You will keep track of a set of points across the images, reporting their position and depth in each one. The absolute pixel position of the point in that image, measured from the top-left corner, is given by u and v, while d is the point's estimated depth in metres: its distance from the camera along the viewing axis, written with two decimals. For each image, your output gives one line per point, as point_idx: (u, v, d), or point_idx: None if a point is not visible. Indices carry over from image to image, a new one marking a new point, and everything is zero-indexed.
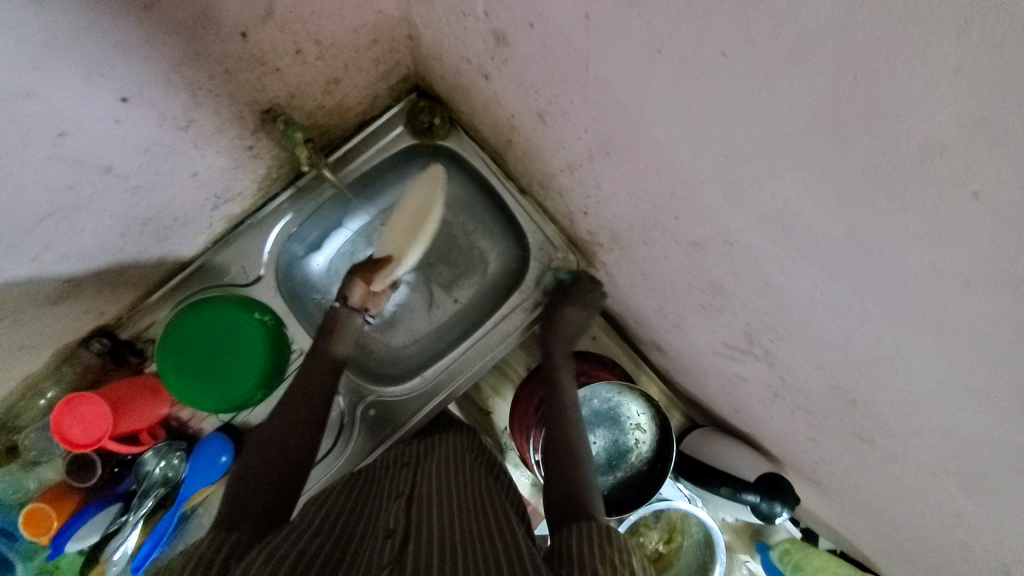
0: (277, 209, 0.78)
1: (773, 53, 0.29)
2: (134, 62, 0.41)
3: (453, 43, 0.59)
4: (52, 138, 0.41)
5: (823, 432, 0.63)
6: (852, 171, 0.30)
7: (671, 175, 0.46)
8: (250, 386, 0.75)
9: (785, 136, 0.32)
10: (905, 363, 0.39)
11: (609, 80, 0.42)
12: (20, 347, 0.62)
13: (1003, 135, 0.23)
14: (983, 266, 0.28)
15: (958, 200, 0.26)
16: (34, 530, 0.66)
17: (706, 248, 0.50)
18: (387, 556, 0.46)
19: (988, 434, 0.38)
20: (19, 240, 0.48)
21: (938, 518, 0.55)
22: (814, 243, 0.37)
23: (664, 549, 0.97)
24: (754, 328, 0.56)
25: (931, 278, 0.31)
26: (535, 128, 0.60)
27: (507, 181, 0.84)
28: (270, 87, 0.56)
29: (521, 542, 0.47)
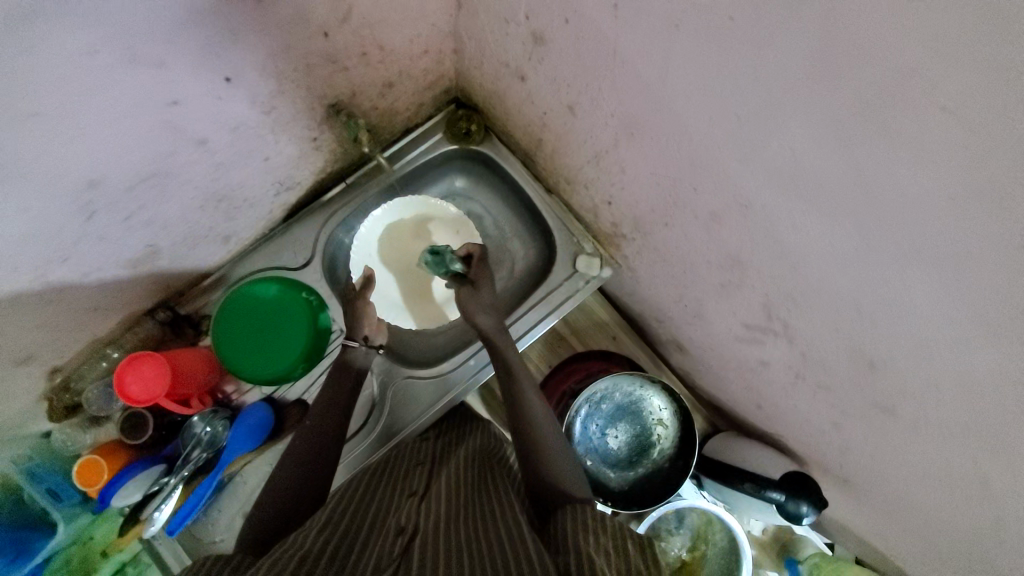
0: (329, 202, 0.88)
1: (771, 10, 0.35)
2: (237, 46, 0.50)
3: (495, 50, 0.68)
4: (166, 105, 0.50)
5: (846, 412, 0.64)
6: (846, 108, 0.35)
7: (689, 147, 0.51)
8: (291, 364, 0.81)
9: (786, 87, 0.38)
10: (912, 305, 0.42)
11: (634, 61, 0.49)
12: (97, 307, 0.69)
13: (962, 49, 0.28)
14: (963, 182, 0.32)
15: (934, 119, 0.31)
16: (89, 479, 0.72)
17: (724, 218, 0.55)
18: (396, 553, 0.49)
19: (998, 374, 0.40)
20: (122, 198, 0.56)
21: (967, 495, 0.54)
22: (820, 190, 0.42)
23: (688, 558, 0.94)
24: (771, 299, 0.59)
25: (921, 202, 0.35)
26: (566, 121, 0.67)
27: (536, 183, 0.91)
28: (336, 83, 0.65)
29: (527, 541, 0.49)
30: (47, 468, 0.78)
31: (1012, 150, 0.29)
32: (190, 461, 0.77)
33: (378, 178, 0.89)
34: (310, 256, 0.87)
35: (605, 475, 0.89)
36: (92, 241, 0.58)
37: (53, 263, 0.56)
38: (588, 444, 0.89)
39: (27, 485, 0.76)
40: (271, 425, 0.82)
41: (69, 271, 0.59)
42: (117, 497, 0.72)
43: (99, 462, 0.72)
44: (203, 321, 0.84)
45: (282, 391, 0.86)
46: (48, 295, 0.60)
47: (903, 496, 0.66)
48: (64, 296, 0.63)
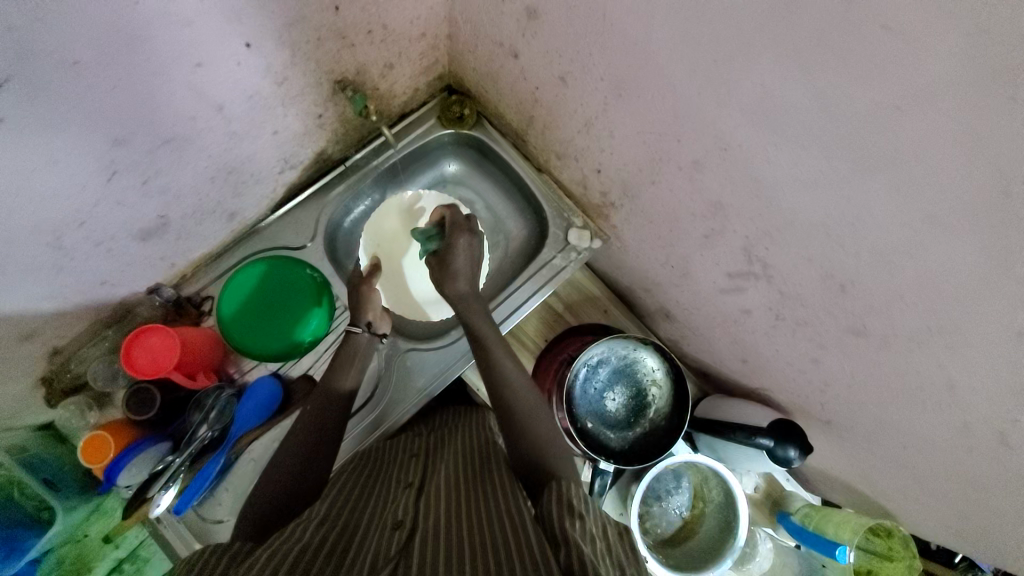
0: (329, 184, 0.91)
1: None
2: (258, 13, 0.54)
3: (489, 31, 0.74)
4: (191, 66, 0.54)
5: (823, 344, 0.70)
6: (805, 38, 0.42)
7: (671, 99, 0.58)
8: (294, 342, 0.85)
9: (752, 28, 0.44)
10: (871, 216, 0.49)
11: (620, 22, 0.56)
12: (105, 280, 0.70)
13: None
14: (900, 88, 0.39)
15: (873, 34, 0.38)
16: (91, 458, 0.70)
17: (705, 164, 0.62)
18: (394, 547, 0.51)
19: (947, 269, 0.47)
20: (141, 160, 0.59)
21: (933, 402, 0.61)
22: (786, 121, 0.48)
23: (687, 518, 0.98)
24: (750, 240, 0.65)
25: (870, 114, 0.42)
26: (557, 92, 0.74)
27: (526, 163, 0.97)
28: (343, 59, 0.70)
29: (521, 530, 0.52)
30: (42, 457, 0.73)
31: (936, 51, 0.36)
32: (196, 438, 0.76)
33: (376, 161, 0.92)
34: (312, 235, 0.90)
35: (605, 436, 0.92)
36: (110, 205, 0.60)
37: (70, 225, 0.58)
38: (588, 406, 0.93)
39: (21, 476, 0.70)
40: (278, 401, 0.83)
41: (83, 235, 0.61)
42: (123, 477, 0.71)
43: (105, 439, 0.71)
44: (205, 302, 0.86)
45: (288, 367, 0.88)
46: (60, 260, 0.61)
47: (879, 422, 0.72)
48: (75, 264, 0.64)
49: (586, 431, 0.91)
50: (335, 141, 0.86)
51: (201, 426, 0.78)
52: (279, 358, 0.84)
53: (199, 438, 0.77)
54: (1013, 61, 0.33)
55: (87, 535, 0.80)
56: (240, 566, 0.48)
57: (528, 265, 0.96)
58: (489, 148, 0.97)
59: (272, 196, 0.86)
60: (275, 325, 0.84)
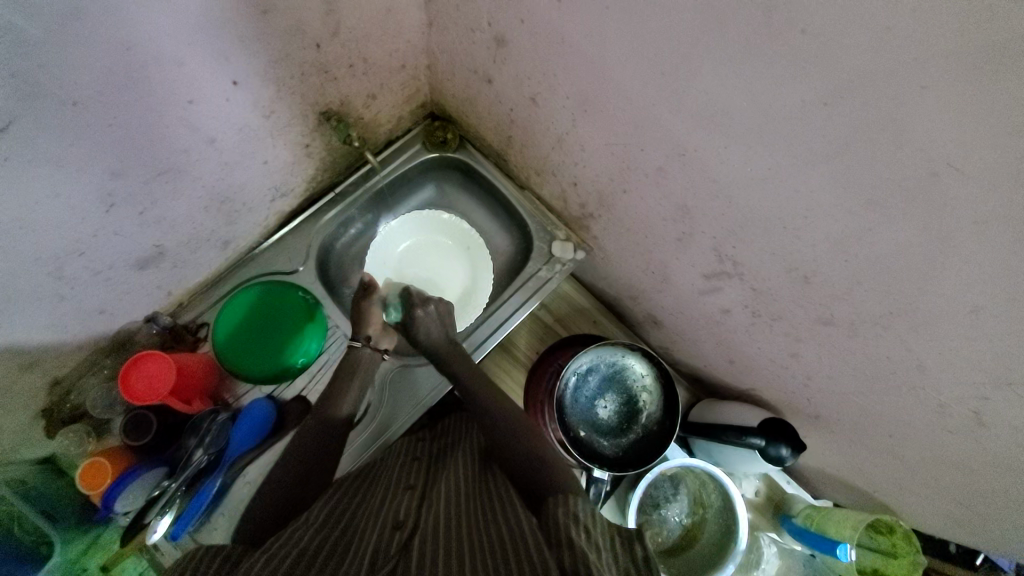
0: (320, 210, 0.95)
1: None
2: (245, 53, 0.59)
3: (463, 59, 0.80)
4: (184, 103, 0.58)
5: (800, 337, 0.72)
6: (737, 47, 0.46)
7: (631, 111, 0.62)
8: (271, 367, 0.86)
9: (690, 42, 0.49)
10: (821, 206, 0.52)
11: (577, 44, 0.60)
12: (103, 309, 0.74)
13: None
14: (824, 84, 0.42)
15: (795, 38, 0.41)
16: (89, 484, 0.72)
17: (668, 170, 0.65)
18: (394, 543, 0.54)
19: (895, 251, 0.49)
20: (139, 192, 0.63)
21: (907, 385, 0.62)
22: (733, 123, 0.52)
23: (688, 525, 0.96)
24: (719, 239, 0.68)
25: (803, 110, 0.45)
26: (530, 112, 0.78)
27: (508, 181, 1.01)
28: (327, 93, 0.75)
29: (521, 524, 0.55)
30: (41, 489, 0.74)
31: (850, 49, 0.39)
32: (192, 462, 0.78)
33: (364, 186, 0.97)
34: (304, 260, 0.93)
35: (598, 444, 0.93)
36: (108, 234, 0.64)
37: (70, 254, 0.62)
38: (580, 414, 0.94)
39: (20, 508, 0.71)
40: (272, 421, 0.84)
41: (83, 264, 0.64)
42: (119, 503, 0.73)
43: (100, 467, 0.72)
44: (201, 328, 0.89)
45: (281, 389, 0.89)
46: (60, 289, 0.64)
47: (862, 411, 0.73)
48: (74, 293, 0.67)
49: (579, 439, 0.91)
50: (323, 169, 0.91)
51: (198, 449, 0.79)
52: (271, 379, 0.86)
53: (195, 462, 0.78)
54: (913, 54, 0.36)
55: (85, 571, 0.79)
56: (241, 565, 0.50)
57: (514, 279, 0.99)
58: (473, 169, 1.01)
59: (264, 224, 0.89)
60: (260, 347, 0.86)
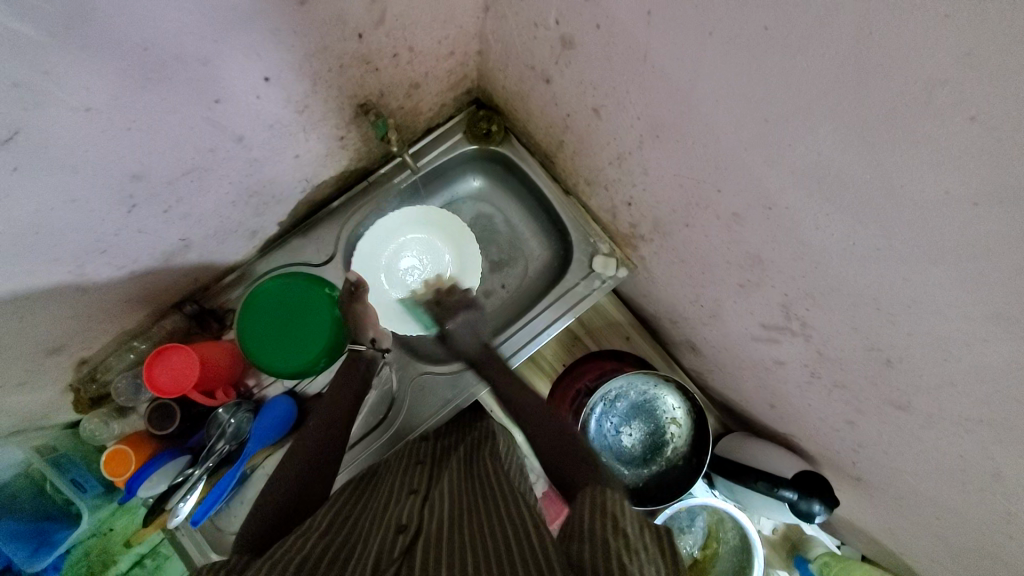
0: (356, 198, 0.90)
1: (795, 24, 0.37)
2: (277, 47, 0.52)
3: (521, 52, 0.70)
4: (209, 103, 0.52)
5: (861, 409, 0.65)
6: (874, 114, 0.36)
7: (714, 150, 0.53)
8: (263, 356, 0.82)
9: (812, 95, 0.39)
10: (932, 301, 0.43)
11: (663, 66, 0.51)
12: (125, 300, 0.71)
13: (978, 59, 0.30)
14: (984, 181, 0.33)
15: (960, 123, 0.32)
16: (115, 469, 0.72)
17: (745, 219, 0.57)
18: (397, 551, 0.51)
19: (1011, 367, 0.42)
20: (162, 192, 0.58)
21: (978, 487, 0.56)
22: (844, 192, 0.43)
23: (700, 555, 0.94)
24: (790, 297, 0.61)
25: (943, 203, 0.37)
26: (590, 123, 0.70)
27: (553, 185, 0.93)
28: (367, 84, 0.68)
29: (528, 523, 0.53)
30: (71, 459, 0.78)
31: None
32: (215, 451, 0.77)
33: (399, 178, 0.91)
34: (332, 252, 0.89)
35: (619, 471, 0.90)
36: (131, 233, 0.60)
37: (92, 253, 0.59)
38: (603, 441, 0.90)
39: (50, 474, 0.77)
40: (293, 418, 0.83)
41: (106, 262, 0.61)
42: (143, 489, 0.72)
43: (126, 455, 0.72)
44: (227, 315, 0.87)
45: (304, 384, 0.89)
46: (83, 285, 0.62)
47: (914, 491, 0.67)
48: (98, 286, 0.64)
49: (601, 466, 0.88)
50: (358, 159, 0.84)
51: (219, 439, 0.78)
52: (292, 377, 0.84)
53: (217, 453, 0.77)
54: None
55: (112, 529, 0.87)
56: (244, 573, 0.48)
57: (549, 290, 0.93)
58: (516, 166, 0.93)
59: (293, 212, 0.85)
60: (267, 333, 0.82)
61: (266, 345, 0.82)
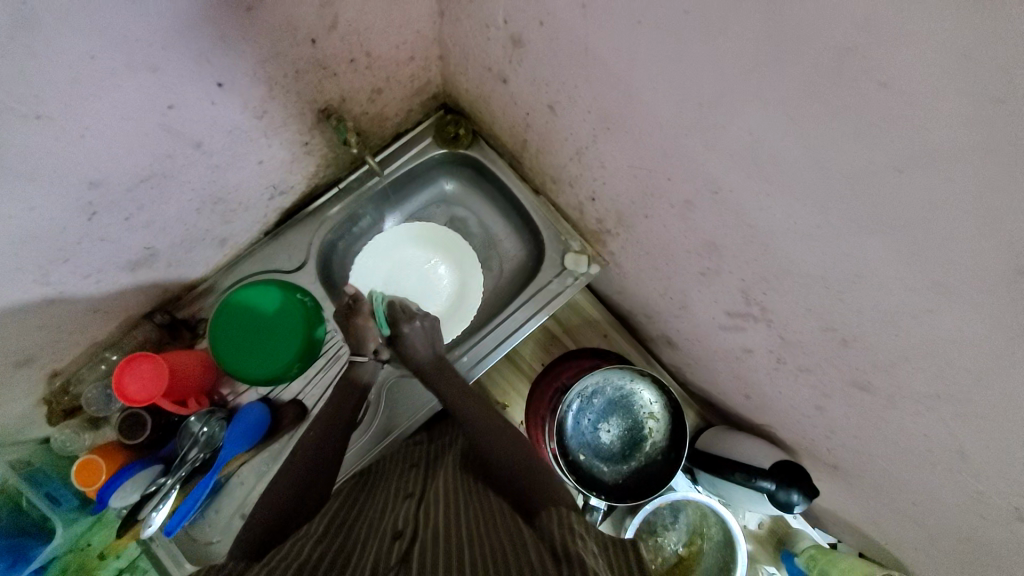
0: (327, 204, 0.91)
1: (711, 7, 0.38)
2: (228, 53, 0.54)
3: (478, 54, 0.71)
4: (163, 108, 0.54)
5: (827, 393, 0.65)
6: (793, 90, 0.37)
7: (661, 138, 0.54)
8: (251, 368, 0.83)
9: (737, 74, 0.40)
10: (872, 274, 0.44)
11: (604, 57, 0.52)
12: (94, 311, 0.72)
13: (875, 27, 0.31)
14: (901, 148, 0.34)
15: (871, 91, 0.33)
16: (86, 479, 0.72)
17: (697, 205, 0.58)
18: (394, 555, 0.50)
19: (953, 338, 0.42)
20: (124, 198, 0.60)
21: (943, 467, 0.55)
22: (779, 170, 0.44)
23: (685, 552, 0.92)
24: (747, 282, 0.61)
25: (866, 173, 0.37)
26: (548, 120, 0.71)
27: (523, 185, 0.94)
28: (327, 90, 0.69)
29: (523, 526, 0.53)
30: (45, 472, 0.78)
31: (942, 114, 0.31)
32: (187, 461, 0.76)
33: (369, 183, 0.92)
34: (304, 258, 0.90)
35: (598, 468, 0.89)
36: (93, 241, 0.61)
37: (55, 262, 0.59)
38: (581, 438, 0.90)
39: (27, 490, 0.76)
40: (267, 425, 0.83)
41: (70, 271, 0.62)
42: (114, 498, 0.72)
43: (96, 465, 0.73)
44: (200, 324, 0.87)
45: (278, 391, 0.88)
46: (49, 295, 0.62)
47: (886, 476, 0.67)
48: (65, 296, 0.65)
49: (577, 464, 0.88)
50: (327, 164, 0.86)
51: (191, 448, 0.78)
52: (265, 383, 0.84)
53: (189, 461, 0.76)
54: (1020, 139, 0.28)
55: (89, 546, 0.85)
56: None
57: (522, 290, 0.93)
58: (486, 169, 0.95)
59: (264, 219, 0.86)
60: (246, 343, 0.83)
61: (241, 353, 0.82)
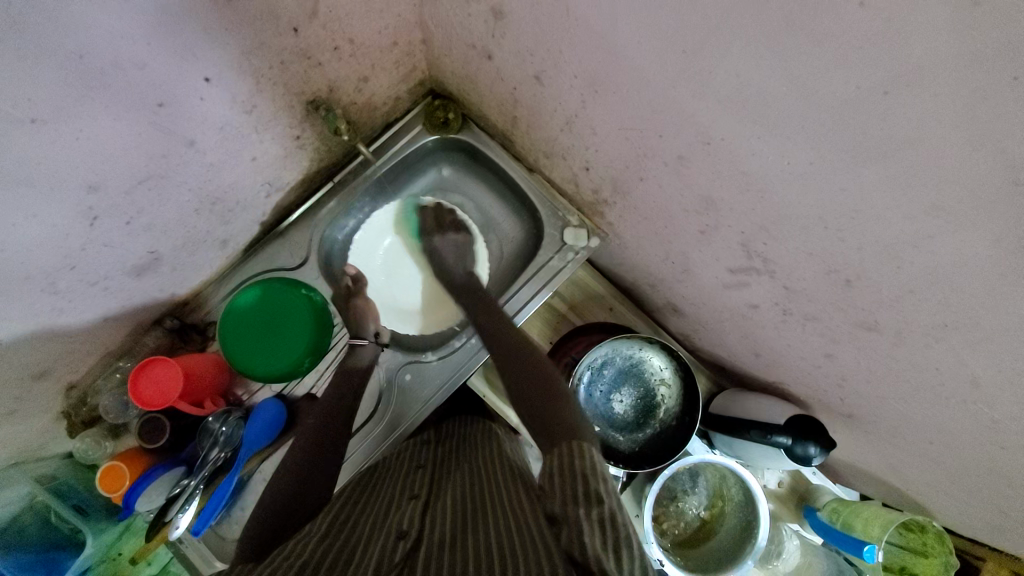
0: (325, 199, 0.92)
1: None
2: (213, 46, 0.54)
3: (461, 32, 0.72)
4: (153, 107, 0.54)
5: (835, 339, 0.65)
6: (774, 23, 0.38)
7: (649, 93, 0.54)
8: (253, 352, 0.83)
9: (719, 15, 0.40)
10: (869, 205, 0.44)
11: (586, 17, 0.52)
12: (105, 319, 0.73)
13: None
14: (884, 67, 0.34)
15: (850, 11, 0.33)
16: (110, 486, 0.73)
17: (690, 159, 0.58)
18: (397, 559, 0.50)
19: (954, 261, 0.42)
20: (121, 202, 0.60)
21: (956, 400, 0.55)
22: (768, 109, 0.44)
23: (707, 516, 0.92)
24: (747, 234, 0.61)
25: (854, 98, 0.37)
26: (536, 92, 0.71)
27: (516, 163, 0.94)
28: (314, 80, 0.70)
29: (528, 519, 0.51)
30: (71, 484, 0.78)
31: (924, 27, 0.31)
32: (208, 461, 0.78)
33: (364, 174, 0.93)
34: (306, 254, 0.91)
35: (613, 438, 0.90)
36: (97, 247, 0.62)
37: (62, 270, 0.60)
38: (594, 409, 0.90)
39: (54, 505, 0.76)
40: (283, 422, 0.84)
41: (77, 278, 0.63)
42: (141, 502, 0.74)
43: (119, 470, 0.73)
44: (209, 328, 0.88)
45: (291, 387, 0.89)
46: (59, 304, 0.63)
47: (901, 418, 0.66)
48: (75, 305, 0.66)
49: (593, 435, 0.89)
50: (320, 157, 0.87)
51: (211, 448, 0.79)
52: (278, 379, 0.85)
53: (211, 461, 0.78)
54: (1005, 38, 0.28)
55: (121, 553, 0.88)
56: None
57: (525, 268, 0.94)
58: (480, 151, 0.95)
59: (263, 218, 0.87)
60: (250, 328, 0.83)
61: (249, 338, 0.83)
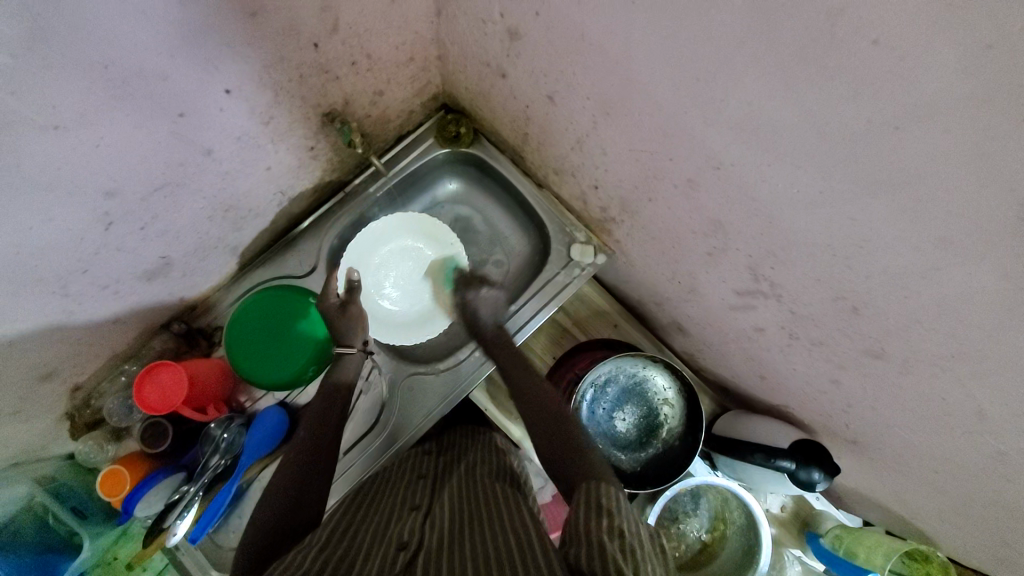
0: (335, 208, 0.93)
1: None
2: (234, 60, 0.56)
3: (476, 50, 0.73)
4: (173, 117, 0.55)
5: (841, 365, 0.64)
6: (787, 56, 0.38)
7: (661, 117, 0.55)
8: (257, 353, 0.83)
9: (733, 47, 0.41)
10: (878, 235, 0.44)
11: (600, 42, 0.53)
12: (114, 322, 0.73)
13: None
14: (895, 103, 0.35)
15: (863, 48, 0.34)
16: (110, 489, 0.73)
17: (699, 183, 0.58)
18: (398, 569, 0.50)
19: (963, 294, 0.42)
20: (137, 208, 0.61)
21: (963, 431, 0.55)
22: (779, 138, 0.45)
23: (708, 539, 0.91)
24: (755, 258, 0.61)
25: (866, 132, 0.38)
26: (548, 111, 0.72)
27: (525, 179, 0.95)
28: (330, 94, 0.71)
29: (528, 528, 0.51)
30: (71, 488, 0.77)
31: (936, 66, 0.31)
32: (208, 468, 0.77)
33: (374, 186, 0.94)
34: (314, 263, 0.91)
35: (615, 457, 0.90)
36: (110, 251, 0.63)
37: (75, 273, 0.61)
38: (596, 427, 0.90)
39: (54, 507, 0.75)
40: (284, 430, 0.84)
41: (89, 282, 0.63)
42: (140, 508, 0.73)
43: (121, 475, 0.73)
44: (215, 333, 0.89)
45: (293, 395, 0.89)
46: (70, 306, 0.64)
47: (906, 446, 0.66)
48: (85, 308, 0.66)
49: (595, 453, 0.88)
50: (332, 168, 0.88)
51: (211, 454, 0.79)
52: (281, 388, 0.85)
53: (211, 468, 0.77)
54: (1016, 80, 0.29)
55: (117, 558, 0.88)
56: None
57: (531, 283, 0.94)
58: (489, 166, 0.96)
59: (273, 226, 0.88)
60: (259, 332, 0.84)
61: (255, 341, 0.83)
